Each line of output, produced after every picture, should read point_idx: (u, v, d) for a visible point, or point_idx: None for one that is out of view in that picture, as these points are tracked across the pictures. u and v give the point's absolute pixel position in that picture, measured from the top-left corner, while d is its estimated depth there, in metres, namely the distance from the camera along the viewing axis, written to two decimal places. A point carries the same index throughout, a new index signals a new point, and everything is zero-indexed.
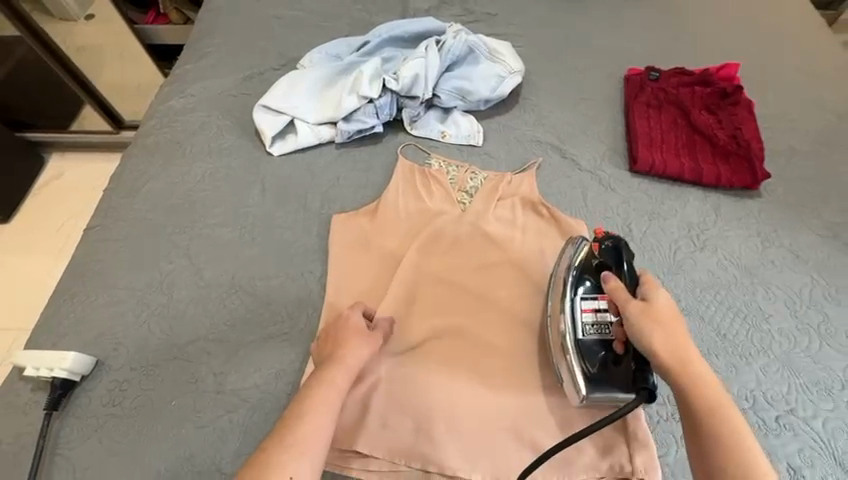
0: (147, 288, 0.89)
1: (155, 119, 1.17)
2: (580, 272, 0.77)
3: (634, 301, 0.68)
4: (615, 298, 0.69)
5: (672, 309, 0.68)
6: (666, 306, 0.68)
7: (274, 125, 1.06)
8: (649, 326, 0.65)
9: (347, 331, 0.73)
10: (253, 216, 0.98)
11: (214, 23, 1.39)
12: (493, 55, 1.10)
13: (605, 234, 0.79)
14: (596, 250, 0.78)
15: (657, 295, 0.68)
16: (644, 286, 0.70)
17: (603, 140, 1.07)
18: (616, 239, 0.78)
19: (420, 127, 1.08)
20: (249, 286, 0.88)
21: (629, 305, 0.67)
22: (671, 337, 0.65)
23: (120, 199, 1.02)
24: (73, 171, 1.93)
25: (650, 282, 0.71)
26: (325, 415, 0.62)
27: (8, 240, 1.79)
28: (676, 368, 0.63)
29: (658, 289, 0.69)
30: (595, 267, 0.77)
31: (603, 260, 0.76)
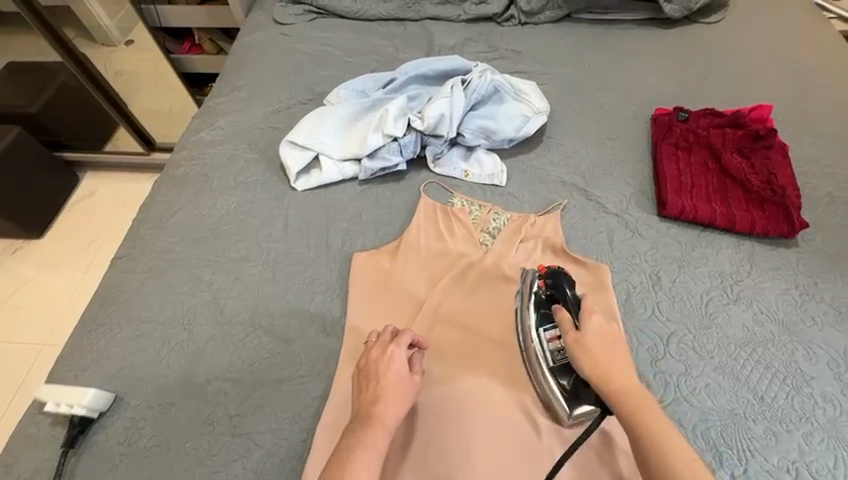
0: (169, 323, 0.90)
1: (185, 151, 1.20)
2: (538, 307, 0.83)
3: (568, 330, 0.74)
4: (561, 327, 0.76)
5: (603, 330, 0.73)
6: (595, 335, 0.72)
7: (299, 161, 1.08)
8: (575, 355, 0.71)
9: (391, 353, 0.73)
10: (275, 252, 0.98)
11: (246, 57, 1.44)
12: (519, 95, 1.10)
13: (546, 270, 0.85)
14: (541, 285, 0.84)
15: (591, 325, 0.74)
16: (585, 314, 0.76)
17: (629, 182, 1.05)
18: (557, 275, 0.84)
19: (443, 165, 1.09)
20: (267, 325, 0.88)
21: (566, 335, 0.74)
22: (596, 357, 0.70)
23: (148, 231, 1.04)
24: (106, 189, 2.00)
25: (588, 308, 0.76)
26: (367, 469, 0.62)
27: (41, 256, 1.85)
28: (605, 386, 0.68)
29: (593, 317, 0.75)
30: (546, 301, 0.83)
31: (549, 292, 0.83)
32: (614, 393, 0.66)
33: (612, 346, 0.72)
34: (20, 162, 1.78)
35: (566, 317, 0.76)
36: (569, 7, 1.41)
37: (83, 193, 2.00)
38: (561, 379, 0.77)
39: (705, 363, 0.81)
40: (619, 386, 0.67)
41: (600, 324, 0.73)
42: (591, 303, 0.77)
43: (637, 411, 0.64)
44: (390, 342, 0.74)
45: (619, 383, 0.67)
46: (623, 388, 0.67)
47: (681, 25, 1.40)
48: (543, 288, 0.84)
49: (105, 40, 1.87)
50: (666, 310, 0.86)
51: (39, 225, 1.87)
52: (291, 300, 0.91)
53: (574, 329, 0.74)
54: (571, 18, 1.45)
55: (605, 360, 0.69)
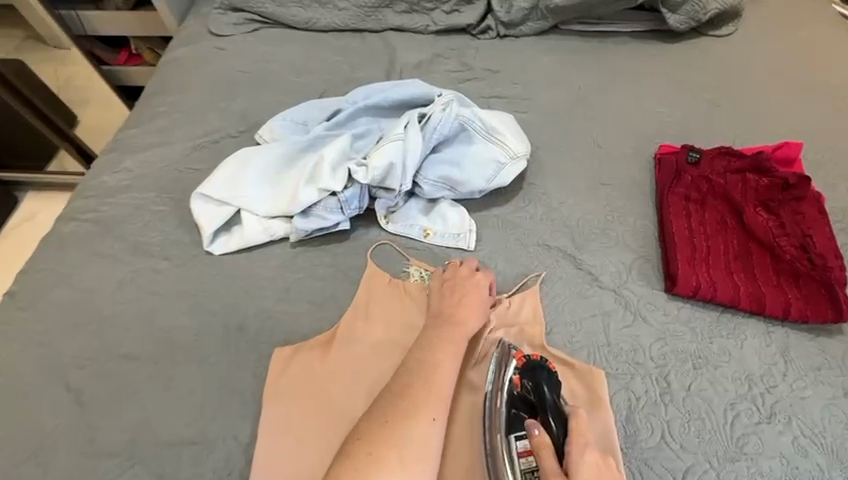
0: (19, 455, 0.67)
1: (81, 200, 0.96)
2: (510, 406, 0.66)
3: (554, 465, 0.57)
4: (540, 466, 0.58)
5: (598, 461, 0.59)
6: (589, 477, 0.57)
7: (215, 219, 0.86)
8: None
9: (468, 303, 0.72)
10: (173, 346, 0.75)
11: (172, 76, 1.20)
12: (492, 133, 0.88)
13: (533, 356, 0.69)
14: (516, 384, 0.67)
15: (582, 463, 0.58)
16: (575, 443, 0.60)
17: (629, 245, 0.84)
18: (536, 372, 0.67)
19: (397, 221, 0.87)
20: (151, 458, 0.66)
21: (550, 478, 0.56)
22: None
23: (16, 312, 0.81)
24: (45, 215, 1.75)
25: (578, 429, 0.61)
26: (428, 423, 0.58)
27: None
28: None
29: (585, 448, 0.59)
30: (522, 400, 0.66)
31: (528, 398, 0.66)
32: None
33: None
34: None
35: (547, 442, 0.59)
36: (557, 17, 1.19)
37: (22, 218, 1.74)
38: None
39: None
40: None
41: (594, 450, 0.59)
42: (583, 416, 0.63)
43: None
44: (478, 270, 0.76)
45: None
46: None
47: (688, 38, 1.19)
48: (519, 385, 0.67)
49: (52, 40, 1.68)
50: (678, 434, 0.66)
51: None
52: (185, 420, 0.69)
53: (557, 470, 0.57)
54: (559, 29, 1.22)
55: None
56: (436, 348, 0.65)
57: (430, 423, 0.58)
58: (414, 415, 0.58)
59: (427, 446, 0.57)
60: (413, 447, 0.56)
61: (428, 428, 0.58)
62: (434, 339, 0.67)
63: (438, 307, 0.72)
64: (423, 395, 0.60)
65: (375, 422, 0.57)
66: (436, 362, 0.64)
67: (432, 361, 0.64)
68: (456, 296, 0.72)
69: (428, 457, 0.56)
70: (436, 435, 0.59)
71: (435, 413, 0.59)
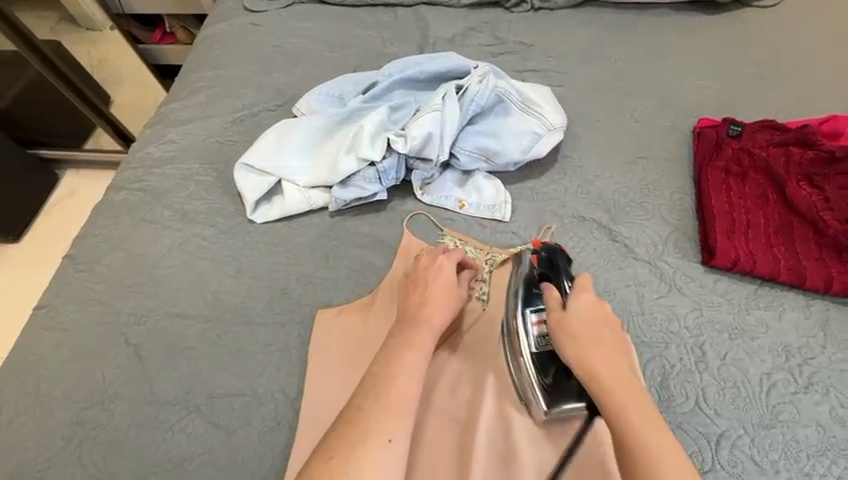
0: (87, 401, 0.73)
1: (129, 170, 1.01)
2: (529, 283, 0.73)
3: (554, 307, 0.63)
4: (546, 305, 0.64)
5: (596, 308, 0.62)
6: (582, 314, 0.61)
7: (257, 188, 0.89)
8: (562, 339, 0.60)
9: (436, 297, 0.68)
10: (222, 307, 0.80)
11: (209, 52, 1.23)
12: (528, 105, 0.88)
13: (542, 244, 0.76)
14: (535, 262, 0.74)
15: (578, 302, 0.62)
16: (574, 288, 0.64)
17: (665, 218, 0.84)
18: (553, 253, 0.74)
19: (432, 192, 0.88)
20: (205, 407, 0.71)
21: (550, 313, 0.62)
22: (587, 335, 0.59)
23: (76, 273, 0.86)
24: (87, 189, 1.84)
25: (580, 283, 0.64)
26: (383, 447, 0.51)
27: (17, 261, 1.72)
28: (585, 370, 0.56)
29: (582, 293, 0.63)
30: (538, 278, 0.73)
31: (542, 271, 0.73)
32: (594, 378, 0.55)
33: (603, 339, 0.59)
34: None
35: (553, 295, 0.65)
36: None
37: (64, 193, 1.83)
38: (543, 376, 0.67)
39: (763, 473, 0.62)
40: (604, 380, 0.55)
41: (591, 301, 0.62)
42: (589, 278, 0.65)
43: (615, 399, 0.53)
44: (440, 256, 0.73)
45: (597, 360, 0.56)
46: (605, 373, 0.55)
47: (730, 10, 1.15)
48: (536, 265, 0.74)
49: (90, 24, 1.76)
50: (713, 400, 0.67)
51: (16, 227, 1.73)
52: (235, 375, 0.73)
53: (560, 307, 0.63)
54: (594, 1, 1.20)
55: (588, 340, 0.58)
56: (395, 357, 0.59)
57: (384, 446, 0.51)
58: (364, 442, 0.51)
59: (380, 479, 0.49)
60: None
61: (382, 455, 0.50)
62: (396, 342, 0.61)
63: (406, 308, 0.68)
64: (377, 413, 0.53)
65: (336, 441, 0.52)
66: (393, 372, 0.57)
67: (392, 367, 0.58)
68: (423, 291, 0.69)
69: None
70: (396, 461, 0.51)
71: (391, 434, 0.51)
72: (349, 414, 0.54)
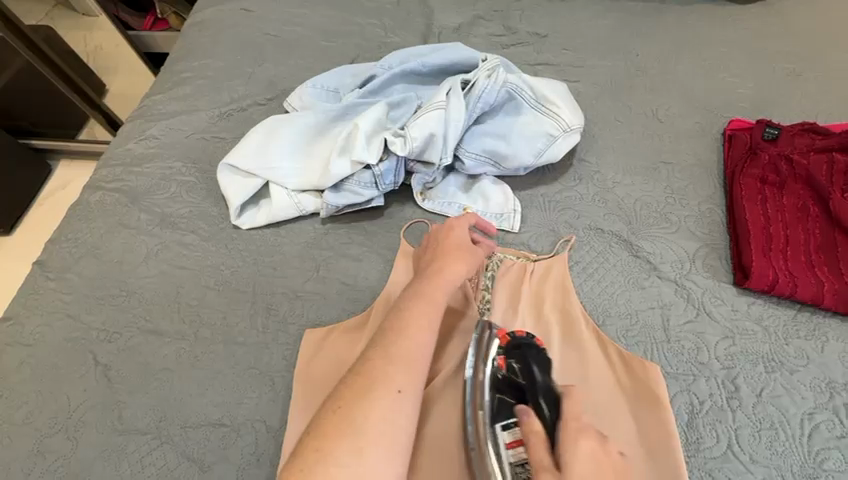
0: (51, 427, 0.66)
1: (107, 168, 0.93)
2: (495, 392, 0.58)
3: (546, 469, 0.46)
4: (531, 457, 0.48)
5: (598, 463, 0.45)
6: (588, 478, 0.44)
7: (242, 191, 0.81)
8: None
9: (450, 255, 0.64)
10: (201, 323, 0.72)
11: (198, 39, 1.14)
12: (542, 103, 0.79)
13: (509, 340, 0.62)
14: (501, 366, 0.60)
15: (576, 453, 0.46)
16: (567, 432, 0.48)
17: (693, 232, 0.75)
18: (522, 350, 0.60)
19: (434, 198, 0.80)
20: (179, 437, 0.64)
21: (538, 476, 0.46)
22: None
23: (46, 282, 0.79)
24: (78, 182, 1.77)
25: (568, 424, 0.49)
26: (391, 396, 0.50)
27: (7, 254, 1.66)
28: None
29: (579, 437, 0.47)
30: (507, 385, 0.58)
31: (517, 382, 0.57)
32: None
33: None
34: None
35: (536, 427, 0.49)
36: None
37: (57, 186, 1.76)
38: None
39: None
40: None
41: (592, 448, 0.46)
42: (574, 403, 0.52)
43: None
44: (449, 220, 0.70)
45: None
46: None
47: None
48: (503, 367, 0.59)
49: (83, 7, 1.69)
50: (747, 444, 0.59)
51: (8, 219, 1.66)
52: (213, 401, 0.66)
53: (549, 465, 0.47)
54: None
55: None
56: (405, 310, 0.57)
57: (392, 397, 0.50)
58: (372, 392, 0.50)
59: (390, 421, 0.48)
60: (371, 426, 0.47)
61: (391, 403, 0.49)
62: (409, 298, 0.59)
63: (425, 264, 0.64)
64: (385, 364, 0.52)
65: (341, 393, 0.51)
66: (403, 327, 0.55)
67: (402, 323, 0.55)
68: (436, 250, 0.66)
69: (396, 435, 0.48)
70: (407, 410, 0.50)
71: (400, 385, 0.50)
72: (357, 368, 0.53)
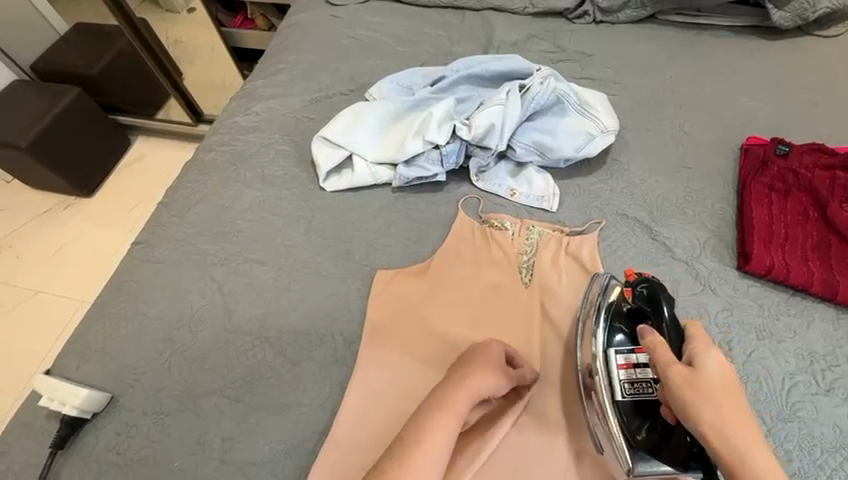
0: (177, 322, 0.84)
1: (218, 135, 1.14)
2: (611, 325, 0.72)
3: (681, 367, 0.54)
4: (659, 358, 0.56)
5: (729, 374, 0.54)
6: (719, 380, 0.53)
7: (330, 159, 0.99)
8: (689, 405, 0.51)
9: (478, 370, 0.66)
10: (294, 259, 0.91)
11: (293, 38, 1.35)
12: (585, 108, 0.95)
13: (638, 277, 0.72)
14: (628, 297, 0.72)
15: (708, 360, 0.55)
16: (700, 346, 0.57)
17: (705, 224, 0.89)
18: (652, 284, 0.70)
19: (486, 179, 0.97)
20: (275, 340, 0.81)
21: (671, 370, 0.54)
22: (726, 401, 0.51)
23: (170, 217, 0.99)
24: (153, 153, 2.02)
25: (700, 339, 0.58)
26: None
27: (92, 212, 1.91)
28: (722, 453, 0.49)
29: (710, 350, 0.56)
30: (626, 314, 0.72)
31: (638, 305, 0.69)
32: (738, 460, 0.48)
33: (738, 400, 0.52)
34: (80, 123, 1.83)
35: (660, 341, 0.58)
36: (656, 7, 1.22)
37: (134, 156, 2.03)
38: (634, 432, 0.65)
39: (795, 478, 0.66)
40: (739, 451, 0.49)
41: (723, 362, 0.54)
42: (702, 329, 0.60)
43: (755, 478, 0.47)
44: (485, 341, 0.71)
45: (740, 436, 0.49)
46: (727, 426, 0.50)
47: (790, 36, 1.18)
48: (631, 299, 0.71)
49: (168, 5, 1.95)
50: None
51: (90, 183, 1.92)
52: (302, 316, 0.83)
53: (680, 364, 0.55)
54: (656, 19, 1.26)
55: (730, 414, 0.51)
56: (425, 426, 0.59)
57: None
58: None
59: None
60: None
61: None
62: (433, 409, 0.61)
63: (451, 375, 0.66)
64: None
65: None
66: (420, 440, 0.58)
67: (417, 439, 0.58)
68: (462, 361, 0.67)
69: None
70: None
71: None
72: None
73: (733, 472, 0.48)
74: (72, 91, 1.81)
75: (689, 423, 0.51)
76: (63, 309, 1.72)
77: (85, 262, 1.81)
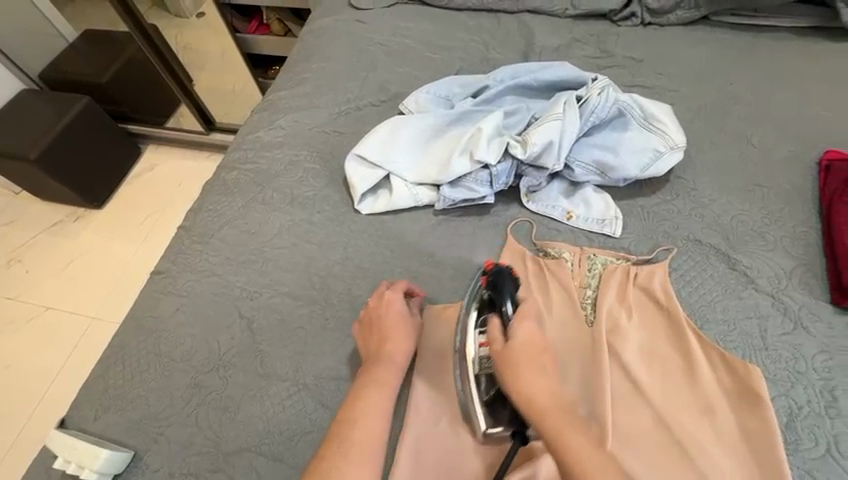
0: (205, 365, 0.76)
1: (240, 152, 1.06)
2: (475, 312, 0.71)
3: (496, 341, 0.63)
4: (489, 336, 0.65)
5: (532, 341, 0.62)
6: (522, 346, 0.62)
7: (366, 180, 0.90)
8: (502, 374, 0.61)
9: (389, 337, 0.71)
10: (329, 291, 0.82)
11: (316, 45, 1.27)
12: (649, 121, 0.86)
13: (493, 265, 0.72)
14: (484, 283, 0.71)
15: (519, 332, 0.63)
16: (516, 319, 0.65)
17: (789, 252, 0.80)
18: (500, 275, 0.70)
19: (539, 200, 0.88)
20: (315, 387, 0.73)
21: (492, 346, 0.63)
22: (523, 365, 0.60)
23: (192, 245, 0.91)
24: (163, 165, 1.95)
25: (521, 312, 0.66)
26: None
27: (102, 225, 1.84)
28: (527, 409, 0.58)
29: (524, 323, 0.64)
30: (486, 301, 0.71)
31: (489, 294, 0.70)
32: (534, 410, 0.57)
33: (537, 361, 0.61)
34: (88, 133, 1.76)
35: (494, 325, 0.65)
36: (711, 7, 1.13)
37: (143, 167, 1.95)
38: (483, 394, 0.67)
39: None
40: (540, 404, 0.57)
41: (530, 332, 0.63)
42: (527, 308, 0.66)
43: (545, 418, 0.56)
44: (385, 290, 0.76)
45: (533, 389, 0.58)
46: (521, 378, 0.59)
47: None
48: (485, 287, 0.71)
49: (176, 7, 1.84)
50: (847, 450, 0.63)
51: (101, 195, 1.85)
52: (341, 358, 0.75)
53: (501, 340, 0.64)
54: (710, 20, 1.16)
55: (529, 372, 0.59)
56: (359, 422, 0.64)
57: None
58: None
59: None
60: None
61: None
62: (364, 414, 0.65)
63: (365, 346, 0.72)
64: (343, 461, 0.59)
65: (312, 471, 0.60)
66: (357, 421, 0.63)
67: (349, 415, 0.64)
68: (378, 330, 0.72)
69: None
70: None
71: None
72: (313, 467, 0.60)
73: (534, 417, 0.57)
74: (81, 101, 1.73)
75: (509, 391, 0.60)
76: (72, 329, 1.64)
77: (95, 276, 1.73)
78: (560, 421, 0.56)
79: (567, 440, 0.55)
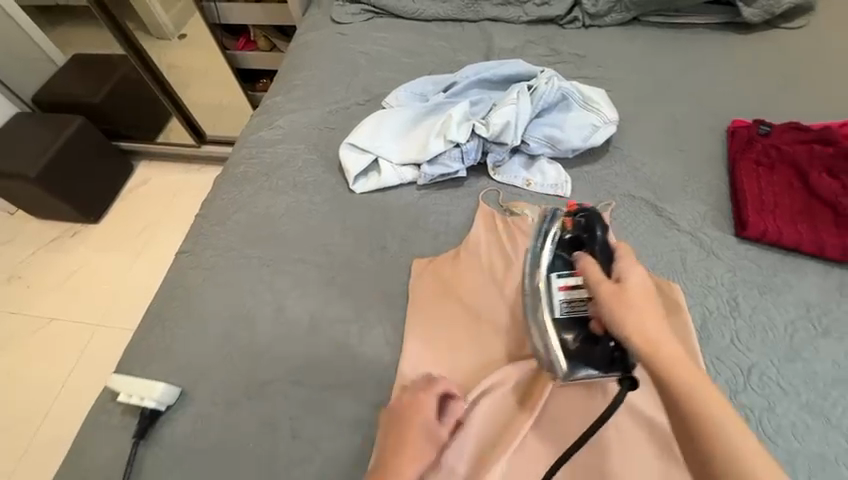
0: (233, 320, 0.91)
1: (245, 149, 1.21)
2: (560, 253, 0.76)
3: (604, 283, 0.63)
4: (589, 277, 0.66)
5: (645, 286, 0.63)
6: (638, 287, 0.62)
7: (357, 163, 1.07)
8: (614, 311, 0.60)
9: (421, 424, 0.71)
10: (334, 255, 0.98)
11: (304, 56, 1.44)
12: (588, 103, 1.06)
13: (578, 208, 0.79)
14: (569, 225, 0.77)
15: (630, 275, 0.64)
16: (624, 263, 0.66)
17: (703, 199, 0.99)
18: (590, 216, 0.76)
19: (504, 172, 1.06)
20: (328, 329, 0.88)
21: (601, 287, 0.63)
22: (639, 313, 0.59)
23: (210, 227, 1.06)
24: (158, 178, 2.08)
25: (623, 256, 0.68)
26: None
27: (103, 237, 1.95)
28: (642, 349, 0.58)
29: (632, 265, 0.65)
30: (570, 241, 0.76)
31: (575, 233, 0.76)
32: (658, 354, 0.57)
33: (651, 302, 0.62)
34: (87, 151, 1.88)
35: (596, 269, 0.66)
36: (639, 10, 1.34)
37: (137, 181, 2.08)
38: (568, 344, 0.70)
39: (736, 398, 0.77)
40: (659, 347, 0.57)
41: (644, 276, 0.64)
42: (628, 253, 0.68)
43: (663, 358, 0.57)
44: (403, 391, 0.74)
45: (650, 330, 0.58)
46: (643, 320, 0.59)
47: (760, 30, 1.30)
48: (570, 228, 0.77)
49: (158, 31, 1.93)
50: (745, 340, 0.82)
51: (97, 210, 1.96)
52: (348, 305, 0.91)
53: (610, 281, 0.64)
54: (639, 21, 1.38)
55: (647, 313, 0.59)
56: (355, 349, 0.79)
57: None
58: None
59: None
60: None
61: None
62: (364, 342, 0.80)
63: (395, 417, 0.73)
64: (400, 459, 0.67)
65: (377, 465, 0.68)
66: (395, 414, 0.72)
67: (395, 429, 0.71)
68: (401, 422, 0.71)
69: None
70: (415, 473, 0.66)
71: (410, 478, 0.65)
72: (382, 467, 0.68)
73: (650, 359, 0.57)
74: (76, 121, 1.86)
75: (616, 332, 0.60)
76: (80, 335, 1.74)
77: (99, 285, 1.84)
78: (672, 360, 0.57)
79: (686, 379, 0.56)
